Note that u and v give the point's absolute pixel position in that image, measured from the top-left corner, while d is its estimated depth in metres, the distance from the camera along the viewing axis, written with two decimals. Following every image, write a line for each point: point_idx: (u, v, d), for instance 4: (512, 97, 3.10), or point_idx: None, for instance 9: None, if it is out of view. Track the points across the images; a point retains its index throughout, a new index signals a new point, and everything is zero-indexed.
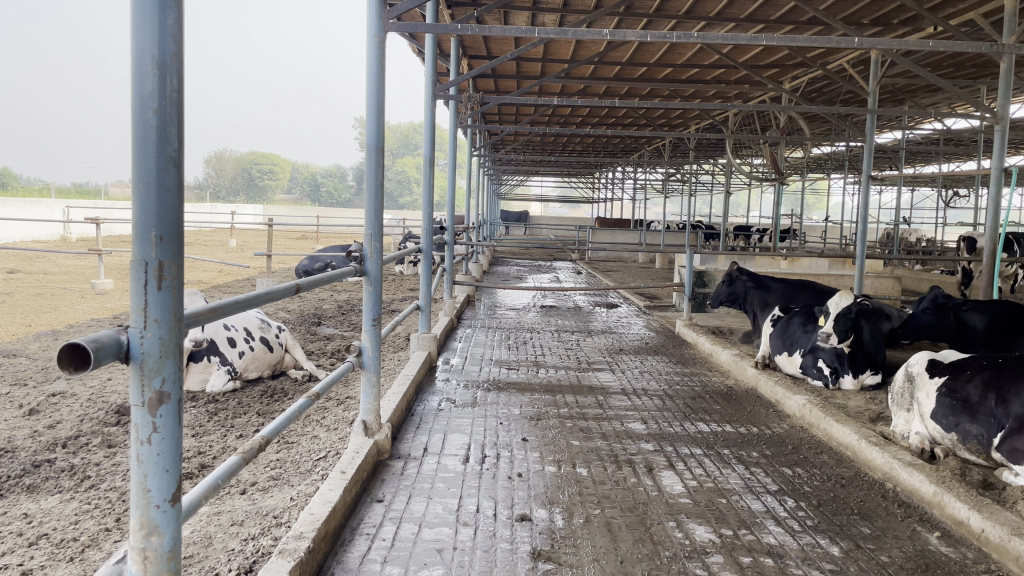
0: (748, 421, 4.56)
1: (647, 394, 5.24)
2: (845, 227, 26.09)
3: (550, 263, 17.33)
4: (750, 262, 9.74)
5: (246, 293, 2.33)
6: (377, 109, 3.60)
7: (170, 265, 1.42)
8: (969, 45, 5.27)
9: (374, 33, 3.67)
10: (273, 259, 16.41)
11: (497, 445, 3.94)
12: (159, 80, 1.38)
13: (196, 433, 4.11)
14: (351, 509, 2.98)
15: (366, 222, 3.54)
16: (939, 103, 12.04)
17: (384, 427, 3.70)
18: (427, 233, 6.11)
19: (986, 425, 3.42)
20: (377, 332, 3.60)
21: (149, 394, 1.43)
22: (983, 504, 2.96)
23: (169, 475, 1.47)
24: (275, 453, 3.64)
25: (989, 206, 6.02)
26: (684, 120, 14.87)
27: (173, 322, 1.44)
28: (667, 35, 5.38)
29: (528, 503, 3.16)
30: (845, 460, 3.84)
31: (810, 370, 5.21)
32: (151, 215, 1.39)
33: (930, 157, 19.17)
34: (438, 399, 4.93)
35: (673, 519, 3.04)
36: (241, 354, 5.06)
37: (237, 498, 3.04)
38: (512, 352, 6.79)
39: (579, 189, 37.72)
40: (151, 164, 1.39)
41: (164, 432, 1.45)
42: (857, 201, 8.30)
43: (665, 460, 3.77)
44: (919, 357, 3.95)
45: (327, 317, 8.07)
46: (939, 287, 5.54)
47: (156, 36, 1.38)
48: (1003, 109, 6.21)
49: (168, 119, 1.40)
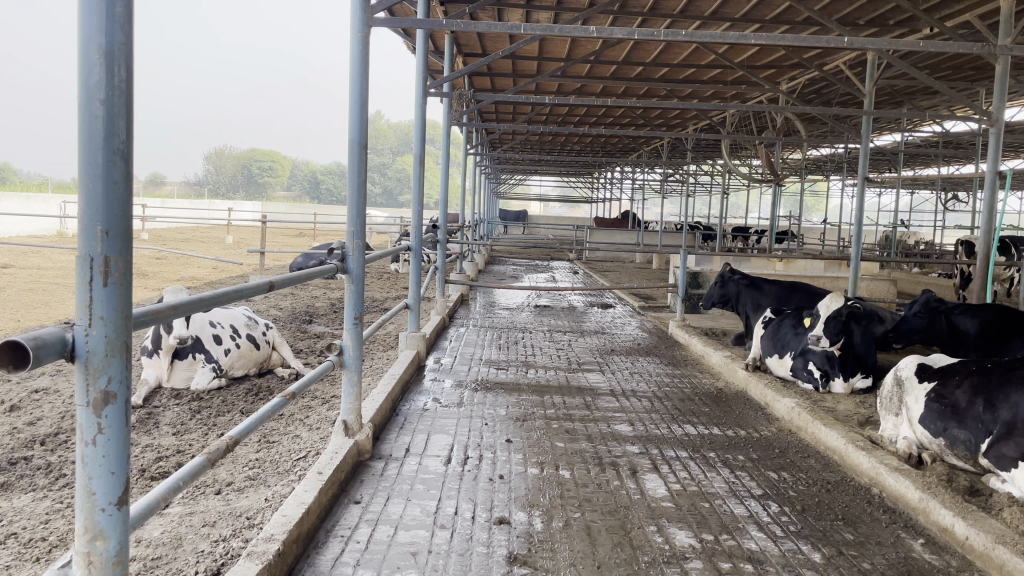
0: (736, 423, 4.52)
1: (636, 395, 5.19)
2: (843, 228, 26.06)
3: (547, 263, 17.29)
4: (745, 263, 9.70)
5: (210, 292, 2.27)
6: (360, 104, 3.55)
7: (117, 261, 1.37)
8: (963, 46, 5.23)
9: (357, 28, 3.63)
10: (268, 256, 16.31)
11: (481, 446, 3.90)
12: (106, 69, 1.34)
13: (177, 432, 4.07)
14: (327, 511, 2.94)
15: (348, 220, 3.50)
16: (938, 106, 11.99)
17: (365, 427, 3.65)
18: (418, 231, 6.06)
19: (973, 430, 3.38)
20: (358, 331, 3.54)
21: (93, 394, 1.39)
22: (968, 511, 2.92)
23: (115, 477, 1.44)
24: (254, 453, 3.59)
25: (984, 210, 5.97)
26: (683, 120, 14.82)
27: (120, 320, 1.40)
28: (657, 34, 5.33)
29: (507, 506, 3.11)
30: (833, 464, 3.79)
31: (800, 373, 5.16)
32: (97, 208, 1.35)
33: (929, 160, 19.16)
34: (424, 399, 4.88)
35: (654, 523, 2.99)
36: (226, 351, 5.00)
37: (211, 498, 3.00)
38: (502, 351, 6.74)
39: (579, 189, 37.64)
40: (98, 156, 1.34)
41: (110, 433, 1.42)
42: (854, 203, 8.23)
43: (650, 463, 3.73)
44: (908, 361, 3.90)
45: (318, 315, 8.02)
46: (932, 291, 5.54)
47: (103, 24, 1.34)
48: (999, 112, 6.16)
49: (115, 110, 1.35)
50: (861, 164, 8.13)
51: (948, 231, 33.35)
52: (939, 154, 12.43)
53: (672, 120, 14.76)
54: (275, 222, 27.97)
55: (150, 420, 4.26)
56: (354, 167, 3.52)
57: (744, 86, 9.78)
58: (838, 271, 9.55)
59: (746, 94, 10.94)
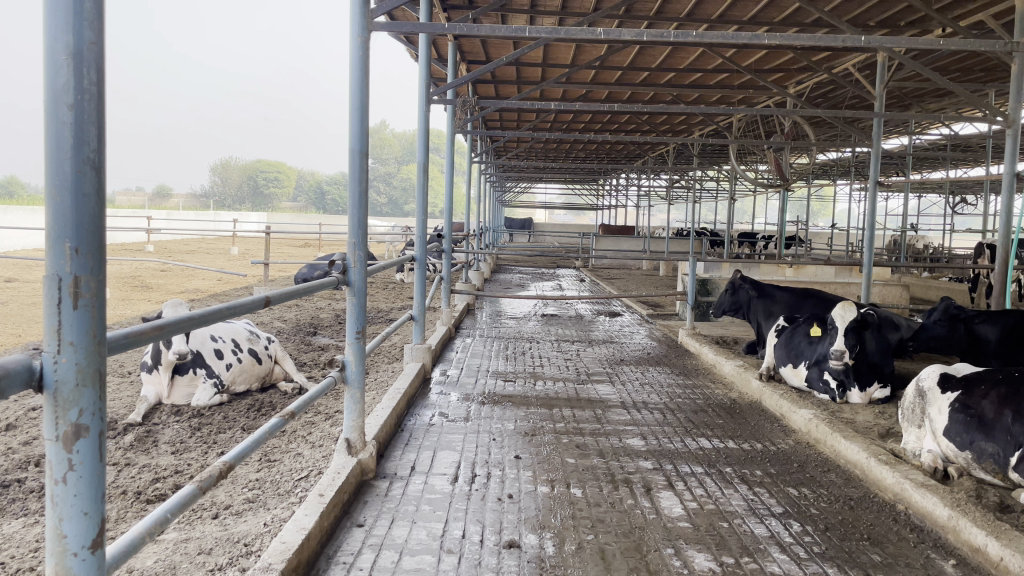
0: (752, 436, 4.38)
1: (648, 407, 5.04)
2: (851, 233, 25.90)
3: (553, 271, 17.16)
4: (755, 270, 9.53)
5: (202, 309, 2.15)
6: (361, 112, 3.44)
7: (88, 281, 1.27)
8: (981, 45, 5.08)
9: (357, 32, 3.51)
10: (272, 268, 16.24)
11: (489, 464, 3.76)
12: (74, 70, 1.24)
13: (176, 450, 3.96)
14: (329, 535, 2.82)
15: (349, 230, 3.38)
16: (948, 109, 11.84)
17: (369, 445, 3.53)
18: (422, 241, 5.91)
19: (1002, 444, 3.24)
20: (360, 346, 3.42)
21: (64, 427, 1.29)
22: (1001, 529, 2.76)
23: (88, 518, 1.34)
24: (255, 472, 3.46)
25: (1003, 213, 5.81)
26: (689, 125, 14.71)
27: (92, 346, 1.30)
28: (665, 34, 5.20)
29: (517, 528, 2.98)
30: (854, 479, 3.65)
31: (815, 384, 5.03)
32: (66, 225, 1.25)
33: (938, 164, 18.99)
34: (430, 413, 4.75)
35: (671, 545, 2.86)
36: (228, 366, 4.90)
37: (208, 523, 2.87)
38: (510, 362, 6.61)
39: (584, 197, 37.48)
40: (66, 167, 1.24)
41: (82, 469, 1.32)
42: (867, 206, 7.98)
43: (664, 479, 3.59)
44: (931, 371, 3.74)
45: (323, 327, 7.91)
46: (951, 298, 5.39)
47: (71, 22, 1.24)
48: (1016, 113, 6.00)
49: (85, 115, 1.25)
50: (875, 166, 7.93)
51: (957, 236, 33.62)
52: (949, 156, 12.30)
53: (678, 125, 14.68)
54: (281, 234, 27.90)
55: (148, 438, 4.14)
56: (354, 176, 3.40)
57: (751, 89, 9.66)
58: (850, 277, 9.40)
59: (755, 98, 10.83)
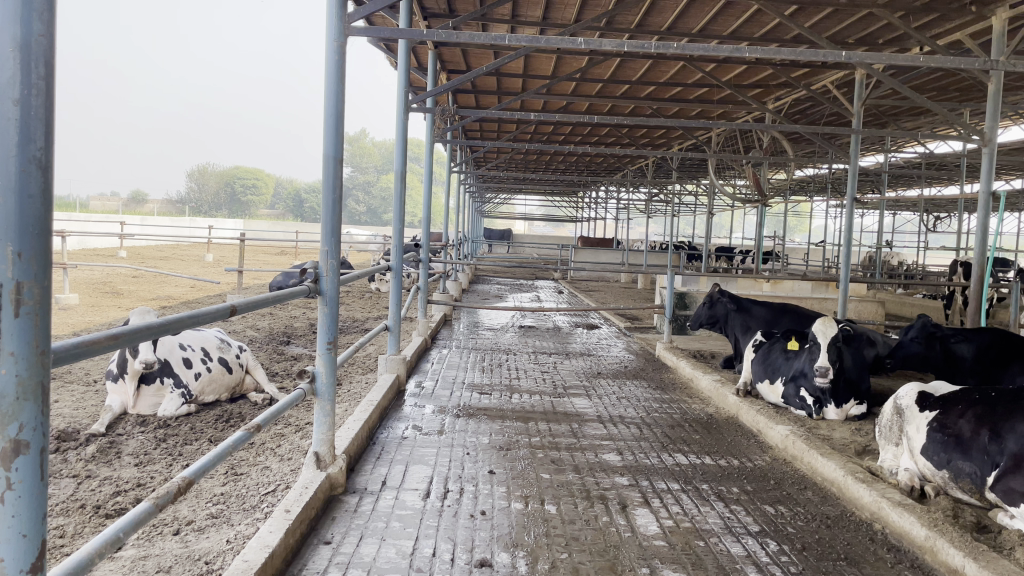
0: (728, 452, 4.34)
1: (623, 421, 4.99)
2: (828, 248, 26.15)
3: (531, 283, 17.13)
4: (733, 283, 9.57)
5: (163, 318, 2.05)
6: (335, 118, 3.37)
7: (31, 287, 1.20)
8: (960, 61, 5.13)
9: (333, 37, 3.43)
10: (246, 276, 16.01)
11: (462, 479, 3.69)
12: (21, 63, 1.17)
13: (140, 462, 3.85)
14: (294, 553, 2.73)
15: (322, 238, 3.30)
16: (923, 127, 11.98)
17: (339, 459, 3.44)
18: (398, 250, 5.83)
19: (979, 463, 3.21)
20: (331, 357, 3.33)
21: (2, 443, 1.22)
22: (980, 551, 2.73)
23: (27, 540, 1.25)
24: (220, 487, 3.36)
25: (978, 233, 5.85)
26: (668, 139, 14.77)
27: (34, 356, 1.23)
28: (647, 45, 5.17)
29: (489, 546, 2.91)
30: (831, 496, 3.62)
31: (791, 400, 5.03)
32: (9, 228, 1.18)
33: (911, 182, 19.23)
34: (403, 426, 4.66)
35: (646, 565, 2.80)
36: (197, 375, 4.78)
37: (168, 539, 2.77)
38: (485, 374, 6.53)
39: (563, 209, 37.51)
40: (10, 165, 1.17)
41: (22, 489, 1.25)
42: (845, 220, 8.01)
43: (640, 496, 3.53)
44: (908, 389, 3.74)
45: (296, 336, 7.78)
46: (928, 315, 5.43)
47: (18, 13, 1.17)
48: (991, 132, 6.07)
49: (33, 111, 1.18)
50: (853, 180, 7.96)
51: (931, 253, 34.05)
52: (924, 174, 12.45)
53: (657, 139, 14.71)
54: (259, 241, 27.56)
55: (110, 450, 4.01)
56: (328, 183, 3.33)
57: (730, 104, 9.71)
58: (826, 292, 9.45)
59: (734, 113, 10.89)
